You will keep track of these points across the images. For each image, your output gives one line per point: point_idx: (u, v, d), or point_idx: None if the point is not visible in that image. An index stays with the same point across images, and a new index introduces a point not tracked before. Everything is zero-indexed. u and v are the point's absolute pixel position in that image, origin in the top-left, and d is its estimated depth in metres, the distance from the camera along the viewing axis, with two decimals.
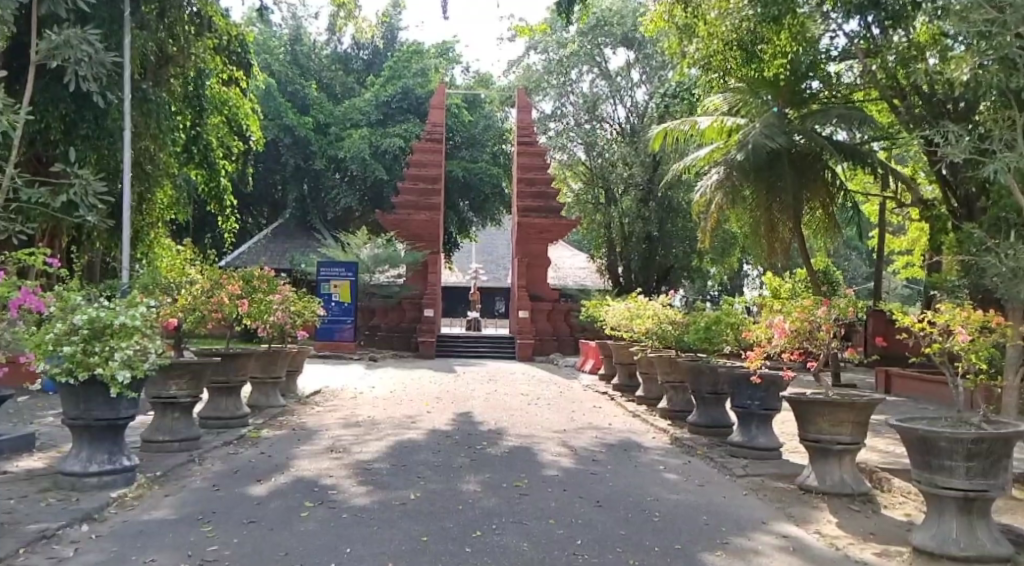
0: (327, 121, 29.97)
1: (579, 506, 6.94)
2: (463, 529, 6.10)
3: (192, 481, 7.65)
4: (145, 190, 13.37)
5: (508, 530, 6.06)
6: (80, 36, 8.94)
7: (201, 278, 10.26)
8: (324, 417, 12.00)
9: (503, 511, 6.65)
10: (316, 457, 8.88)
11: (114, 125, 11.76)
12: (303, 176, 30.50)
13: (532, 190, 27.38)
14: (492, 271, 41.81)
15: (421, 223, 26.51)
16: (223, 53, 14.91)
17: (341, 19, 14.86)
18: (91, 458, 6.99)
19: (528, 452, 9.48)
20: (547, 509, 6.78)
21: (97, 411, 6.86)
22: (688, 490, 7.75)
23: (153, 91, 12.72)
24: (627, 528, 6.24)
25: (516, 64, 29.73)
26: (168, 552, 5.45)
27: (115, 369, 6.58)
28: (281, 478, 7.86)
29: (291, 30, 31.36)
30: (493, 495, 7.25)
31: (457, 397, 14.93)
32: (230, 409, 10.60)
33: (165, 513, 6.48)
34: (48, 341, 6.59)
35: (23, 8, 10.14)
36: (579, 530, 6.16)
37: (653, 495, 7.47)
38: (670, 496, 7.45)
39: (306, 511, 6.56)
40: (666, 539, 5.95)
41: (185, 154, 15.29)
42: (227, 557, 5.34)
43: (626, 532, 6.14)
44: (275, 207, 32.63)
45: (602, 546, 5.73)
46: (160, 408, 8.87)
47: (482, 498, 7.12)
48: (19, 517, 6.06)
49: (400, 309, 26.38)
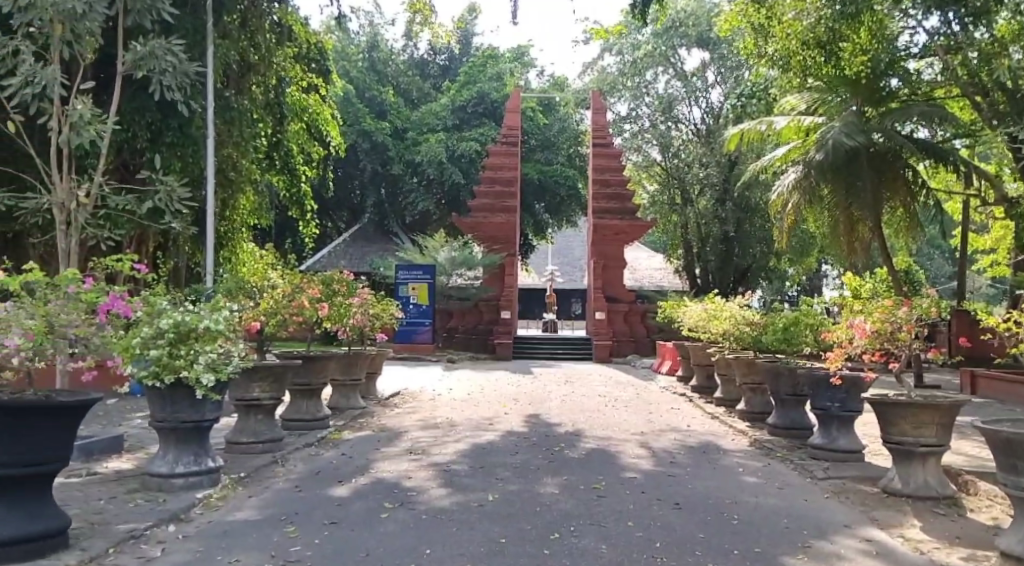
0: (405, 126, 30.56)
1: (657, 508, 6.97)
2: (541, 531, 6.21)
3: (276, 483, 7.97)
4: (228, 196, 14.01)
5: (585, 533, 6.14)
6: (165, 47, 9.34)
7: (283, 282, 10.63)
8: (403, 419, 12.29)
9: (580, 514, 6.72)
10: (396, 460, 9.14)
11: (197, 133, 12.30)
12: (381, 182, 31.20)
13: (607, 191, 27.30)
14: (568, 273, 41.90)
15: (497, 226, 26.80)
16: (302, 61, 15.50)
17: (417, 25, 15.17)
18: (176, 460, 7.35)
19: (606, 455, 9.52)
20: (623, 512, 6.83)
21: (182, 414, 7.21)
22: (768, 493, 7.67)
23: (235, 98, 13.22)
24: (707, 531, 6.23)
25: (590, 66, 29.73)
26: (253, 553, 5.71)
27: (199, 372, 6.91)
28: (362, 479, 8.13)
29: (368, 36, 31.96)
30: (571, 498, 7.34)
31: (534, 399, 15.06)
32: (311, 412, 10.95)
33: (250, 514, 6.79)
34: (136, 345, 6.92)
35: (109, 21, 10.74)
36: (656, 533, 6.19)
37: (733, 498, 7.43)
38: (751, 499, 7.40)
39: (386, 513, 6.78)
40: (745, 543, 5.93)
41: (268, 161, 15.88)
42: (309, 558, 5.57)
43: (704, 536, 6.14)
44: (354, 212, 33.38)
45: (680, 550, 5.76)
46: (244, 410, 9.25)
47: (559, 501, 7.22)
48: (110, 516, 6.39)
49: (476, 311, 26.63)
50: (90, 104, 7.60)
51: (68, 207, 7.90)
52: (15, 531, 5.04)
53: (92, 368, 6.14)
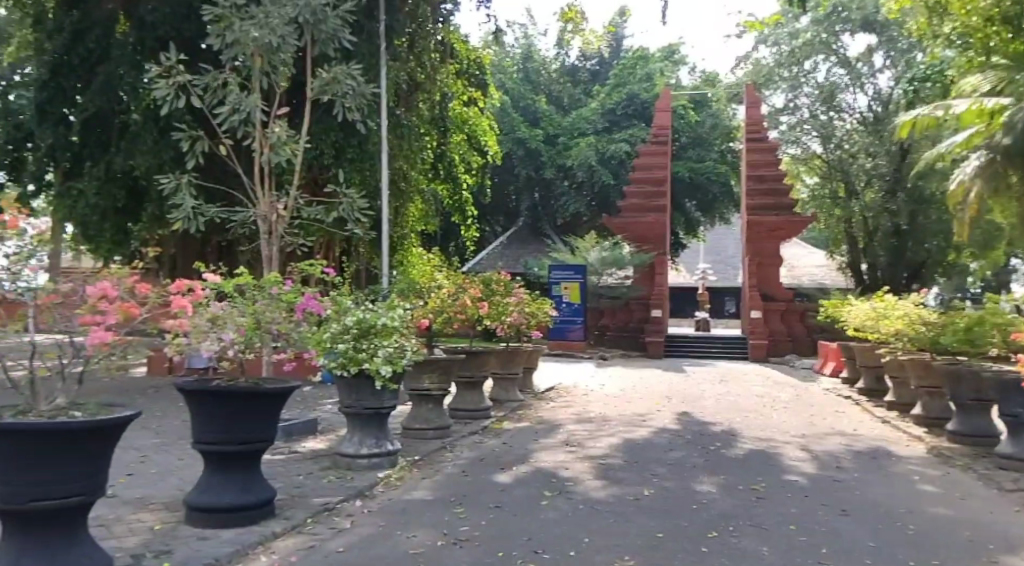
0: (557, 132, 31.08)
1: (824, 513, 7.10)
2: (699, 528, 6.54)
3: (445, 467, 8.68)
4: (400, 206, 14.98)
5: (744, 534, 6.39)
6: (346, 72, 10.25)
7: (448, 283, 11.52)
8: (558, 412, 12.83)
9: (737, 514, 6.96)
10: (554, 450, 9.67)
11: (374, 148, 13.33)
12: (534, 186, 32.00)
13: (762, 187, 26.91)
14: (722, 272, 41.23)
15: (647, 225, 26.79)
16: (464, 77, 16.71)
17: (570, 32, 15.66)
18: (361, 442, 8.15)
19: (769, 456, 9.63)
20: (788, 515, 7.01)
21: (364, 400, 8.02)
22: (950, 503, 7.55)
23: (405, 115, 14.23)
24: (878, 540, 6.32)
25: (743, 60, 29.15)
26: (427, 529, 6.34)
27: (378, 364, 7.66)
28: (523, 467, 8.71)
29: (521, 49, 33.16)
30: (730, 497, 7.57)
31: (688, 397, 15.21)
32: (475, 403, 11.67)
33: (424, 494, 7.49)
34: (326, 339, 7.74)
35: (298, 51, 11.87)
36: (823, 539, 6.33)
37: (912, 507, 7.40)
38: (932, 509, 7.34)
39: (546, 500, 7.29)
40: (924, 554, 5.99)
41: (433, 170, 16.91)
42: (476, 537, 6.15)
43: (876, 543, 6.24)
44: (509, 215, 34.33)
45: (852, 557, 5.90)
46: (417, 399, 10.07)
47: (720, 500, 7.48)
48: (306, 490, 7.24)
49: (627, 310, 26.85)
50: (285, 129, 8.57)
51: (270, 218, 8.97)
52: (233, 499, 5.78)
53: (290, 360, 6.75)
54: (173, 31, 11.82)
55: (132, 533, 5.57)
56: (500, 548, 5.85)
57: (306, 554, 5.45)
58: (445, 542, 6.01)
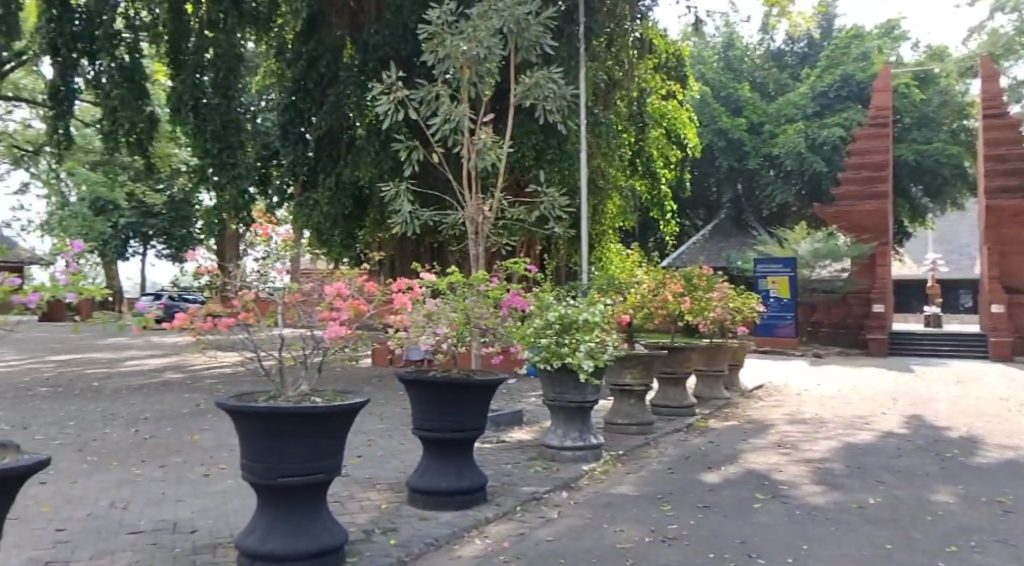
0: (761, 121, 29.94)
1: None
2: (935, 542, 5.98)
3: (651, 463, 8.74)
4: (597, 202, 15.15)
5: (991, 551, 5.76)
6: (547, 76, 10.54)
7: (647, 278, 11.46)
8: (769, 412, 12.45)
9: (981, 529, 6.38)
10: (766, 452, 9.42)
11: (572, 148, 13.72)
12: (737, 177, 31.07)
13: (1003, 167, 24.48)
14: (953, 262, 37.83)
15: (864, 213, 25.48)
16: (661, 70, 16.64)
17: (775, 16, 15.13)
18: (565, 434, 8.40)
19: (1017, 467, 8.78)
20: None
21: (568, 394, 8.24)
22: None
23: (603, 114, 14.40)
24: None
25: (978, 30, 26.55)
26: (634, 525, 6.19)
27: (580, 359, 7.86)
28: (733, 468, 8.57)
29: (723, 37, 32.25)
30: (971, 510, 7.01)
31: (917, 399, 14.17)
32: (678, 399, 11.61)
33: (630, 489, 7.58)
34: (530, 334, 7.99)
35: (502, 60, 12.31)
36: None
37: None
38: None
39: (758, 503, 7.11)
40: None
41: (631, 166, 16.98)
42: (685, 536, 5.92)
43: None
44: (711, 208, 33.51)
45: None
46: (619, 394, 10.19)
47: (960, 513, 6.92)
48: (516, 479, 7.57)
49: (844, 305, 25.23)
50: (489, 135, 8.97)
51: (477, 220, 9.44)
52: (449, 484, 6.17)
53: (497, 354, 7.08)
54: (391, 50, 12.75)
55: (363, 510, 6.14)
56: (713, 549, 5.62)
57: (517, 540, 5.64)
58: (652, 540, 5.83)
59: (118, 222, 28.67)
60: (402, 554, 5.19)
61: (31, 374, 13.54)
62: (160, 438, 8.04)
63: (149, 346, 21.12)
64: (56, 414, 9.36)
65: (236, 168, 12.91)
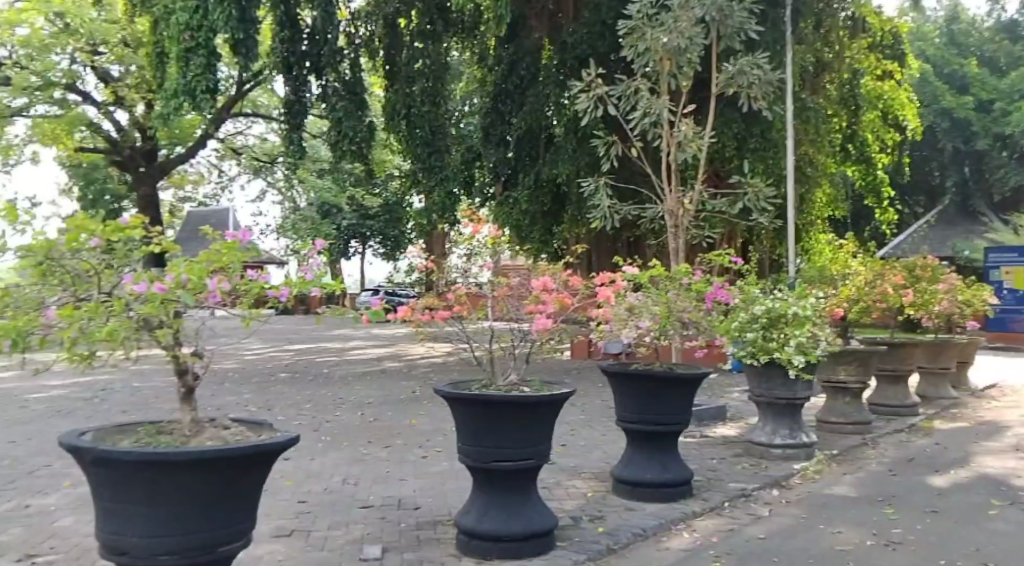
0: (992, 98, 27.33)
1: None
2: None
3: (869, 464, 8.25)
4: (805, 192, 14.34)
5: None
6: (752, 62, 10.18)
7: (862, 270, 10.74)
8: (1005, 414, 11.33)
9: None
10: (1003, 456, 8.60)
11: (778, 136, 13.26)
12: (963, 159, 28.53)
13: None
14: None
15: None
16: (875, 50, 15.62)
17: None
18: (774, 431, 8.08)
19: None
20: None
21: (777, 390, 7.92)
22: None
23: (811, 99, 13.74)
24: None
25: None
26: (854, 528, 5.89)
27: (791, 354, 7.50)
28: (964, 472, 7.90)
29: (946, 11, 29.75)
30: None
31: None
32: (898, 398, 10.85)
33: (846, 490, 7.19)
34: (734, 328, 7.80)
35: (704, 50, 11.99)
36: None
37: None
38: None
39: (995, 510, 6.51)
40: None
41: (842, 152, 16.08)
42: (913, 542, 5.55)
43: None
44: (933, 194, 31.01)
45: None
46: (831, 391, 9.68)
47: None
48: (723, 475, 7.41)
49: None
50: (691, 126, 8.81)
51: (677, 213, 9.30)
52: (655, 476, 6.15)
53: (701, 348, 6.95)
54: (588, 49, 12.92)
55: (570, 497, 6.29)
56: (943, 556, 5.24)
57: (727, 536, 5.55)
58: (873, 543, 5.53)
59: (341, 224, 31.15)
60: (610, 542, 5.26)
61: (271, 361, 15.01)
62: (381, 422, 8.66)
63: (369, 337, 22.73)
64: (294, 397, 10.36)
65: (443, 170, 13.52)
